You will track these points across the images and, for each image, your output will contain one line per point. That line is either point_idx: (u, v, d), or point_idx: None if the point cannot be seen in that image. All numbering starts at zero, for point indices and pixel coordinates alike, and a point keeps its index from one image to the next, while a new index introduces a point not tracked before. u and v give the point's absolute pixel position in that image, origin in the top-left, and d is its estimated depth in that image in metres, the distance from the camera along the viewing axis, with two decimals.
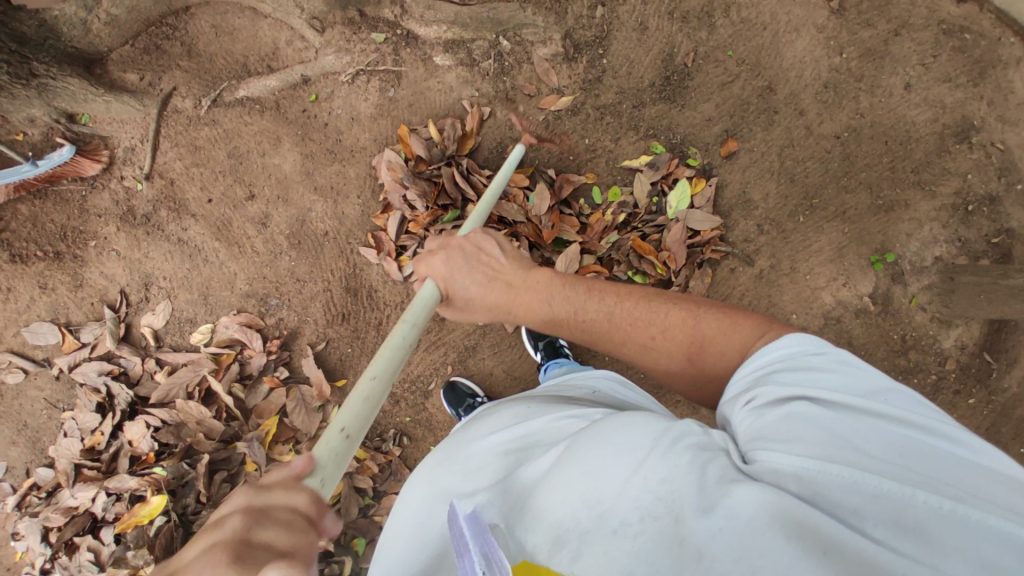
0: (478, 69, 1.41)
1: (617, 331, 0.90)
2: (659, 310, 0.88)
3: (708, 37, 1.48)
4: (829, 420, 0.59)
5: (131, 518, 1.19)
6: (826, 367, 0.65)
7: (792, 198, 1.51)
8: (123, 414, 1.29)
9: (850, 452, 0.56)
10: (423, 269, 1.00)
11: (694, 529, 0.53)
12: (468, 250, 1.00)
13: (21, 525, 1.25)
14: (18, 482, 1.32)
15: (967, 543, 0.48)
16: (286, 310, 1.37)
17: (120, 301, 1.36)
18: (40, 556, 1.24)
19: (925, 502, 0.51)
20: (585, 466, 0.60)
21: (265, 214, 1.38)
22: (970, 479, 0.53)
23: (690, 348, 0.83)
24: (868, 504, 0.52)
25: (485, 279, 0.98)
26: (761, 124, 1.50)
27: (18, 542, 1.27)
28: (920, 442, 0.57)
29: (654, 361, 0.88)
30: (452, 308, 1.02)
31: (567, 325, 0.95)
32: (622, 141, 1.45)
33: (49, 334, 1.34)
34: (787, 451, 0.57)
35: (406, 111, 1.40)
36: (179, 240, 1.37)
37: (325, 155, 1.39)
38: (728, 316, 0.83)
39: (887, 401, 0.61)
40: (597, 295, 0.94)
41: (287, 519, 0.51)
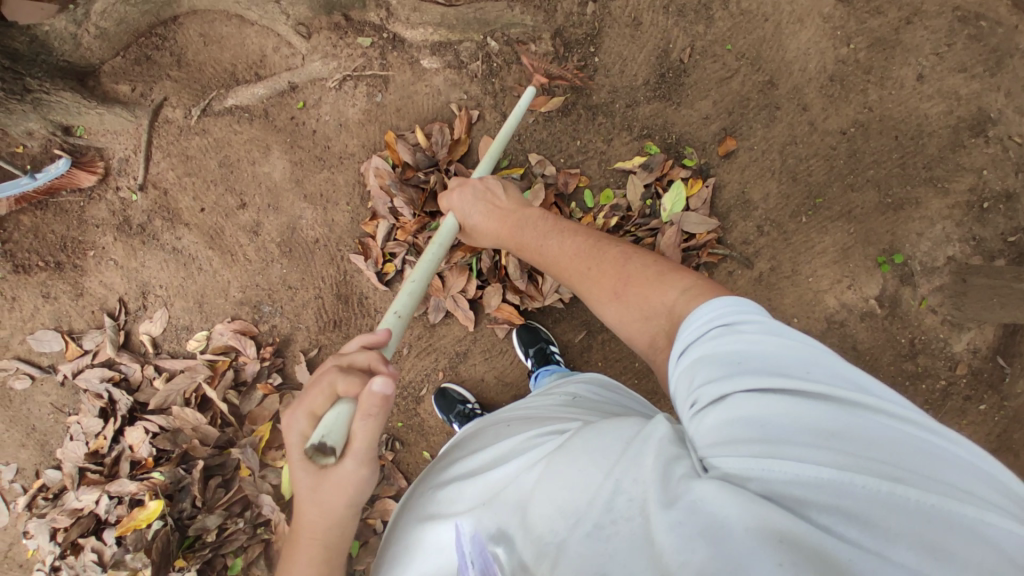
0: (466, 71, 1.39)
1: (564, 262, 0.91)
2: (603, 252, 0.88)
3: (706, 30, 1.43)
4: (776, 408, 0.54)
5: (131, 521, 1.23)
6: (766, 339, 0.59)
7: (794, 198, 1.45)
8: (124, 419, 1.33)
9: (798, 446, 0.52)
10: (445, 204, 1.11)
11: (661, 528, 0.51)
12: (480, 189, 1.08)
13: (29, 525, 1.31)
14: (28, 483, 1.38)
15: (914, 531, 0.46)
16: (279, 317, 1.38)
17: (119, 309, 1.39)
18: (48, 555, 1.30)
19: (870, 487, 0.48)
20: (564, 473, 0.62)
21: (256, 222, 1.39)
22: (925, 459, 0.50)
23: (619, 282, 0.82)
24: (814, 497, 0.49)
25: (486, 211, 1.06)
26: (762, 120, 1.44)
27: (28, 541, 1.33)
28: (865, 419, 0.53)
29: (587, 295, 0.87)
30: (465, 237, 1.13)
31: (528, 254, 0.98)
32: (615, 142, 1.41)
33: (52, 342, 1.38)
34: (731, 447, 0.54)
35: (395, 116, 1.39)
36: (174, 249, 1.39)
37: (314, 162, 1.39)
38: (659, 263, 0.81)
39: (831, 374, 0.56)
40: (561, 230, 0.96)
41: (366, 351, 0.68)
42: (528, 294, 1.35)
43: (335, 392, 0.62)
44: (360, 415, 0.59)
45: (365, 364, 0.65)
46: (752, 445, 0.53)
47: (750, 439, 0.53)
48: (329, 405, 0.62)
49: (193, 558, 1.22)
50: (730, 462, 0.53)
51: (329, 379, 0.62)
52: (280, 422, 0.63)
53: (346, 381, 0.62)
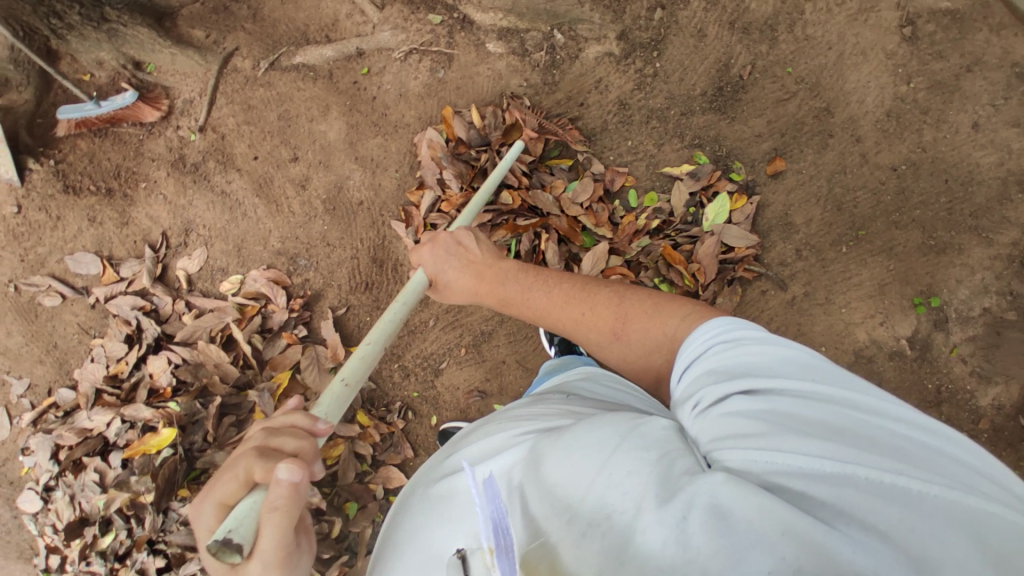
0: (529, 60, 1.43)
1: (557, 310, 1.01)
2: (592, 293, 1.00)
3: (769, 51, 1.45)
4: (781, 408, 0.58)
5: (141, 445, 1.23)
6: (765, 348, 0.65)
7: (838, 227, 1.45)
8: (148, 347, 1.36)
9: (808, 441, 0.54)
10: (415, 259, 1.15)
11: (655, 520, 0.51)
12: (450, 243, 1.13)
13: (30, 441, 1.43)
14: (37, 400, 1.47)
15: (918, 521, 0.48)
16: (313, 271, 1.40)
17: (160, 242, 1.43)
18: (45, 473, 1.40)
19: (872, 479, 0.50)
20: (551, 468, 0.59)
21: (305, 176, 1.42)
22: (927, 457, 0.53)
23: (615, 323, 0.93)
24: (816, 486, 0.51)
25: (459, 266, 1.12)
26: (814, 145, 1.45)
27: (25, 458, 1.47)
28: (859, 417, 0.57)
29: (586, 337, 0.97)
30: (438, 292, 1.17)
31: (513, 307, 1.07)
32: (665, 147, 1.42)
33: (90, 265, 1.44)
34: (742, 439, 0.56)
35: (454, 93, 1.42)
36: (222, 192, 1.43)
37: (369, 127, 1.42)
38: (651, 298, 0.92)
39: (823, 378, 0.61)
40: (541, 279, 1.06)
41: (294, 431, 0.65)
42: None
43: (251, 478, 0.59)
44: (263, 509, 0.55)
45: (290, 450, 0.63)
46: (754, 439, 0.55)
47: (751, 432, 0.56)
48: (244, 492, 0.59)
49: (197, 490, 1.22)
50: (730, 453, 0.56)
51: (243, 464, 0.59)
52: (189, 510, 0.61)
53: (262, 466, 0.59)
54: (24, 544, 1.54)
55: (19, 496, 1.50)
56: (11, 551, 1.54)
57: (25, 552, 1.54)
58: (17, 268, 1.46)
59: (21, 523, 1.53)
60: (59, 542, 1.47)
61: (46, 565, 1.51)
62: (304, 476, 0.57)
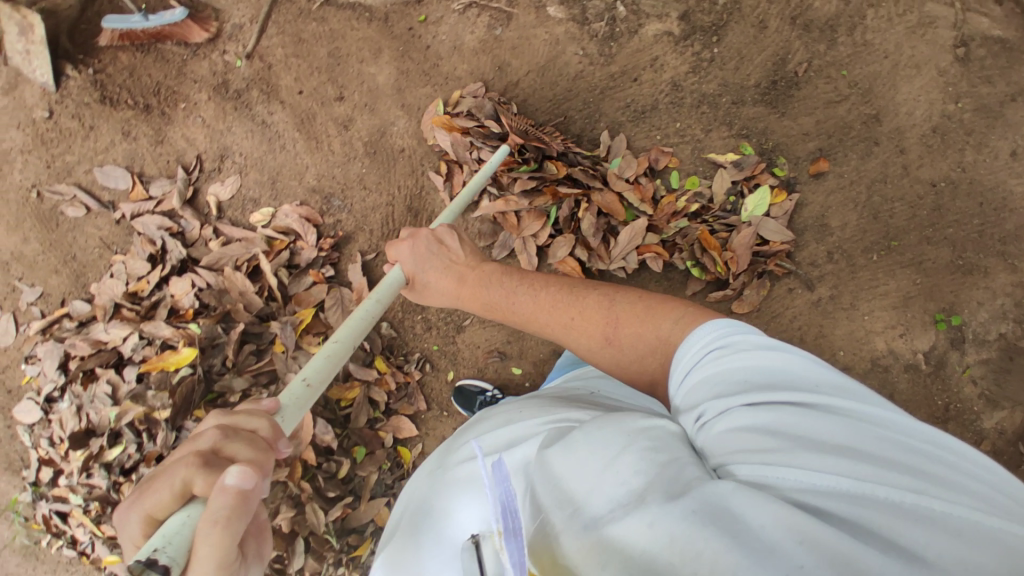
0: (588, 28, 1.41)
1: (543, 315, 1.02)
2: (580, 296, 1.00)
3: (826, 51, 1.45)
4: (785, 423, 0.60)
5: (159, 362, 1.25)
6: (768, 359, 0.66)
7: (871, 235, 1.45)
8: (172, 269, 1.35)
9: (816, 457, 0.56)
10: (393, 255, 1.12)
11: (665, 515, 0.53)
12: (431, 241, 1.12)
13: (41, 348, 1.39)
14: (47, 310, 1.44)
15: (931, 536, 0.49)
16: (346, 213, 1.39)
17: (194, 166, 1.41)
18: (50, 383, 1.39)
19: (881, 495, 0.52)
20: (559, 465, 0.63)
21: (349, 117, 1.40)
22: (933, 470, 0.55)
23: (607, 328, 0.93)
24: (829, 499, 0.52)
25: (441, 269, 1.11)
26: (858, 152, 1.45)
27: (29, 366, 1.44)
28: (865, 428, 0.59)
29: (574, 340, 0.98)
30: (414, 292, 1.14)
31: (500, 313, 1.08)
32: (713, 133, 1.42)
33: (118, 179, 1.42)
34: (748, 455, 0.58)
35: (509, 52, 1.41)
36: (262, 122, 1.40)
37: (419, 75, 1.40)
38: (642, 301, 0.93)
39: (828, 391, 0.63)
40: (525, 282, 1.07)
41: (251, 438, 0.61)
42: (597, 254, 1.38)
43: (190, 489, 0.54)
44: (203, 521, 0.50)
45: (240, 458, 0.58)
46: (760, 453, 0.58)
47: (762, 446, 0.58)
48: (182, 501, 0.54)
49: (212, 412, 1.24)
50: (740, 464, 0.58)
51: (183, 472, 0.54)
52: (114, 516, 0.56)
53: (205, 477, 0.54)
54: (14, 456, 1.52)
55: (15, 405, 1.48)
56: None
57: (13, 463, 1.52)
58: (43, 174, 1.43)
59: (13, 434, 1.51)
60: (54, 455, 1.44)
61: (34, 479, 1.48)
62: (254, 483, 0.52)
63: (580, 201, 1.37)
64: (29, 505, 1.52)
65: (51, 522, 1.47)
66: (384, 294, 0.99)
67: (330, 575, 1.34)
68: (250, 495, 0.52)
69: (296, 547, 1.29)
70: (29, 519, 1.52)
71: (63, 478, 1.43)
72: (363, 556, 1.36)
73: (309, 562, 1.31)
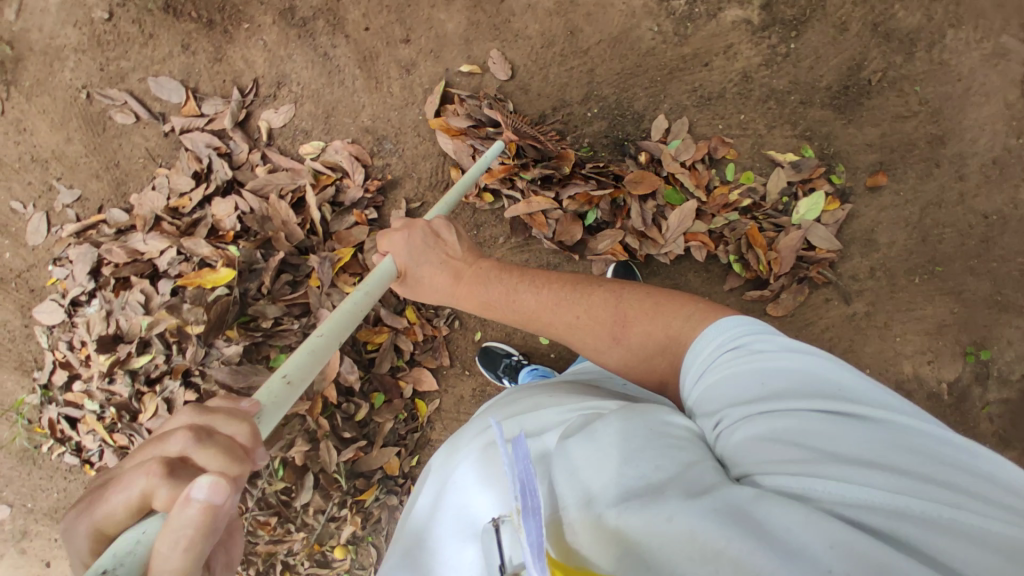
0: (666, 5, 1.38)
1: (546, 315, 0.96)
2: (584, 293, 0.95)
3: (901, 64, 1.41)
4: (808, 426, 0.58)
5: (197, 278, 1.25)
6: (789, 361, 0.65)
7: (916, 257, 1.43)
8: (216, 190, 1.35)
9: (843, 465, 0.54)
10: (386, 245, 1.03)
11: (688, 513, 0.52)
12: (426, 232, 1.05)
13: (74, 251, 1.36)
14: (82, 215, 1.43)
15: (963, 549, 0.48)
16: (397, 158, 1.38)
17: (250, 89, 1.39)
18: (79, 287, 1.36)
19: (913, 508, 0.50)
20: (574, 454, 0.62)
21: (412, 62, 1.38)
22: (963, 480, 0.53)
23: (614, 327, 0.89)
24: (866, 513, 0.50)
25: (438, 262, 1.04)
26: (918, 171, 1.42)
27: (56, 268, 1.41)
28: (894, 436, 0.57)
29: (581, 340, 0.93)
30: (404, 286, 1.07)
31: (496, 310, 1.02)
32: (775, 131, 1.40)
33: (172, 92, 1.40)
34: (769, 458, 0.57)
35: (583, 18, 1.38)
36: (325, 54, 1.38)
37: (489, 29, 1.37)
38: (650, 297, 0.89)
39: (852, 397, 0.61)
40: (527, 278, 1.01)
41: (228, 443, 0.52)
42: (649, 238, 1.37)
43: (153, 499, 0.46)
44: (162, 541, 0.42)
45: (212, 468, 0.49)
46: (782, 458, 0.56)
47: (789, 455, 0.56)
48: (144, 513, 0.46)
49: (244, 334, 1.25)
50: (767, 472, 0.56)
51: (144, 482, 0.46)
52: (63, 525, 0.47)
53: (168, 490, 0.46)
54: (28, 356, 1.44)
55: (37, 305, 1.42)
56: (11, 360, 1.45)
57: (25, 364, 1.45)
58: (95, 76, 1.41)
59: (29, 334, 1.44)
60: (69, 359, 1.38)
61: (47, 381, 1.41)
62: (227, 499, 0.44)
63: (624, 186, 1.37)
64: (34, 409, 1.45)
65: (58, 426, 1.41)
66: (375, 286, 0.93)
67: (333, 514, 1.35)
68: (220, 512, 0.43)
69: (305, 481, 1.30)
70: (33, 423, 1.45)
71: (79, 384, 1.37)
72: (368, 500, 1.37)
73: (315, 498, 1.32)
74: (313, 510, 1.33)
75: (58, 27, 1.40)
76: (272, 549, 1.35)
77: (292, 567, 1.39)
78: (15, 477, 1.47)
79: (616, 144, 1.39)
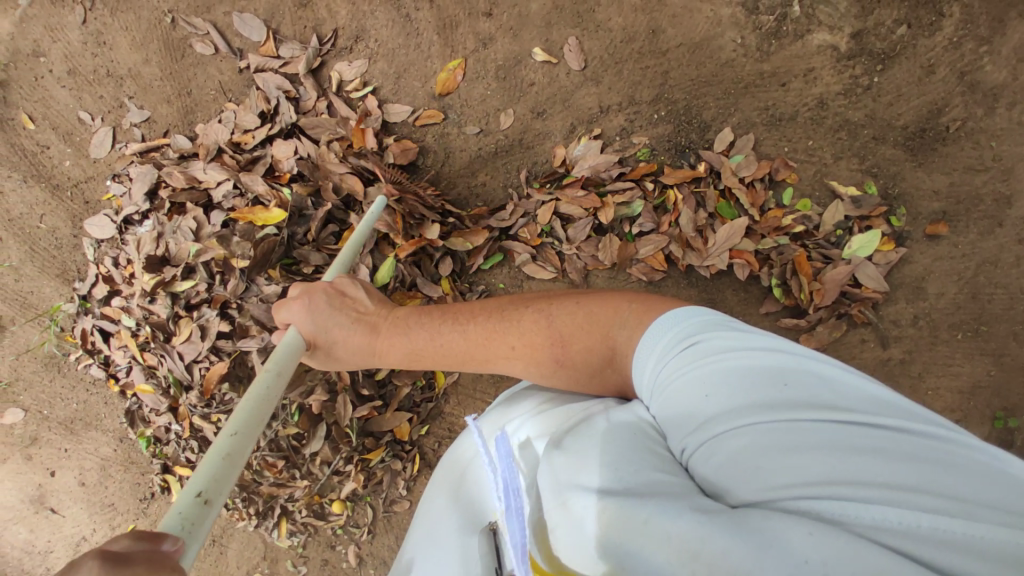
0: (754, 19, 1.36)
1: (479, 350, 0.96)
2: (513, 318, 0.94)
3: (984, 115, 1.37)
4: (787, 433, 0.60)
5: (249, 214, 1.28)
6: (763, 363, 0.67)
7: (962, 313, 1.40)
8: (278, 132, 1.37)
9: (823, 477, 0.57)
10: (284, 319, 1.03)
11: (671, 519, 0.56)
12: (330, 294, 1.05)
13: (135, 170, 1.40)
14: (148, 137, 1.47)
15: (945, 551, 0.51)
16: (458, 130, 1.40)
17: (328, 39, 1.41)
18: (133, 206, 1.40)
19: (893, 516, 0.53)
20: (558, 466, 0.69)
21: (491, 36, 1.38)
22: (941, 478, 0.56)
23: (554, 351, 0.89)
24: (849, 524, 0.53)
25: (348, 321, 1.03)
26: (979, 227, 1.38)
27: (115, 185, 1.45)
28: (862, 440, 0.60)
29: (524, 369, 0.93)
30: (316, 356, 1.05)
31: (429, 354, 1.01)
32: (841, 162, 1.37)
33: (253, 30, 1.42)
34: (749, 466, 0.59)
35: (668, 19, 1.36)
36: (406, 16, 1.39)
37: (572, 16, 1.37)
38: (579, 309, 0.89)
39: (829, 400, 0.63)
40: (450, 317, 1.00)
41: None
42: (694, 249, 1.35)
43: None
44: None
45: None
46: (762, 466, 0.59)
47: (762, 465, 0.59)
48: None
49: (284, 276, 1.28)
50: (745, 483, 0.59)
51: None
52: None
53: None
54: (71, 265, 1.49)
55: (89, 217, 1.47)
56: (55, 266, 1.50)
57: (68, 273, 1.50)
58: (182, 3, 1.44)
59: (76, 245, 1.49)
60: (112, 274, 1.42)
61: (85, 293, 1.46)
62: None
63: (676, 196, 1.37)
64: (69, 317, 1.50)
65: (90, 338, 1.45)
66: (283, 361, 0.88)
67: (338, 467, 1.38)
68: None
69: (318, 430, 1.33)
70: (65, 330, 1.51)
71: (118, 300, 1.40)
72: (374, 460, 1.40)
73: (325, 449, 1.35)
74: (319, 460, 1.36)
75: None
76: (274, 491, 1.38)
77: (290, 513, 1.43)
78: (37, 381, 1.53)
79: (677, 150, 1.38)
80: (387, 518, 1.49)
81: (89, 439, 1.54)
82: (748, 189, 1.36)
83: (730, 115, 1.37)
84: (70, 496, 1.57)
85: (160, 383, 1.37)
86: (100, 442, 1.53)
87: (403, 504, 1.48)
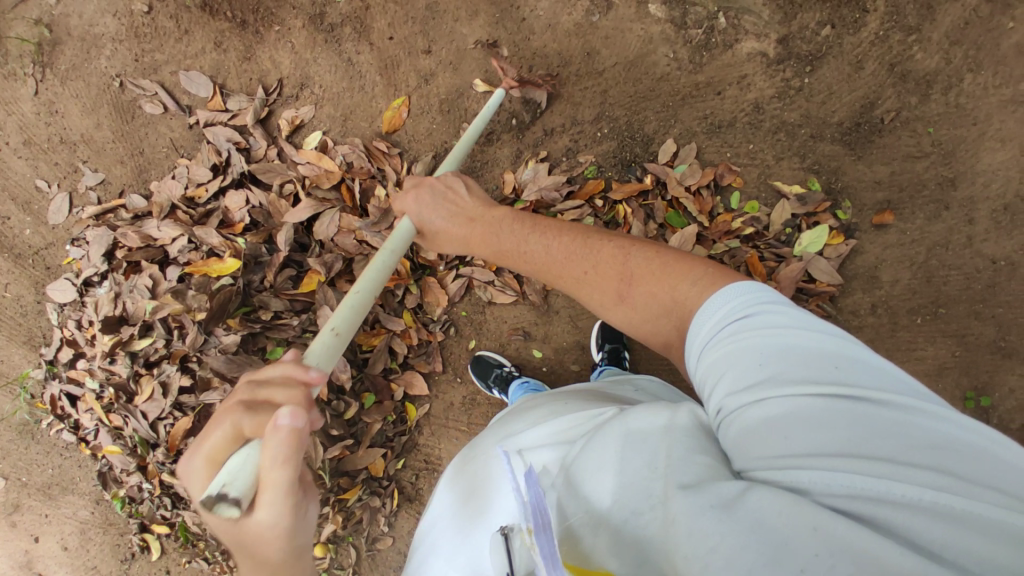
0: (683, 33, 1.40)
1: (558, 266, 0.94)
2: (594, 248, 0.92)
3: (918, 103, 1.40)
4: (817, 410, 0.57)
5: (202, 266, 1.30)
6: (802, 339, 0.63)
7: (919, 297, 1.42)
8: (231, 182, 1.39)
9: (847, 457, 0.54)
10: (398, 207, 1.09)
11: (686, 508, 0.55)
12: (437, 189, 1.08)
13: (91, 233, 1.42)
14: (104, 198, 1.48)
15: (946, 530, 0.50)
16: (409, 163, 1.42)
17: (274, 88, 1.44)
18: (91, 268, 1.40)
19: (901, 496, 0.51)
20: (584, 465, 0.65)
21: (432, 72, 1.42)
22: (958, 461, 0.54)
23: (619, 283, 0.87)
24: (852, 502, 0.52)
25: (449, 216, 1.06)
26: (926, 212, 1.41)
27: (73, 248, 1.46)
28: (883, 419, 0.57)
29: (588, 295, 0.91)
30: (426, 242, 1.12)
31: (515, 260, 1.01)
32: (783, 162, 1.41)
33: (200, 86, 1.45)
34: (773, 444, 0.57)
35: (600, 41, 1.41)
36: (348, 60, 1.43)
37: (509, 46, 1.41)
38: (658, 257, 0.86)
39: (859, 376, 0.60)
40: (540, 231, 0.99)
41: (284, 381, 0.63)
42: None
43: (241, 434, 0.59)
44: (264, 462, 0.54)
45: (278, 399, 0.61)
46: (783, 447, 0.56)
47: (782, 442, 0.57)
48: (235, 447, 0.59)
49: (243, 324, 1.29)
50: (760, 459, 0.57)
51: (230, 419, 0.59)
52: (179, 467, 0.61)
53: (250, 421, 0.59)
54: (37, 332, 1.49)
55: (51, 282, 1.47)
56: (21, 334, 1.50)
57: (33, 339, 1.49)
58: (130, 66, 1.47)
59: (41, 311, 1.49)
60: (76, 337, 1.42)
61: (52, 358, 1.44)
62: (304, 422, 0.56)
63: (624, 212, 1.41)
64: (38, 384, 1.49)
65: (59, 403, 1.45)
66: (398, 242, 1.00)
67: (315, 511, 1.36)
68: (303, 432, 0.56)
69: None
70: (36, 397, 1.50)
71: (83, 362, 1.40)
72: (350, 500, 1.39)
73: None
74: None
75: (96, 15, 1.47)
76: None
77: None
78: (11, 450, 1.52)
79: (623, 164, 1.41)
80: (371, 558, 1.48)
81: (67, 504, 1.51)
82: (695, 197, 1.40)
83: (671, 129, 1.41)
84: (54, 562, 1.53)
85: (127, 444, 1.37)
86: (77, 506, 1.51)
87: (386, 541, 1.46)
